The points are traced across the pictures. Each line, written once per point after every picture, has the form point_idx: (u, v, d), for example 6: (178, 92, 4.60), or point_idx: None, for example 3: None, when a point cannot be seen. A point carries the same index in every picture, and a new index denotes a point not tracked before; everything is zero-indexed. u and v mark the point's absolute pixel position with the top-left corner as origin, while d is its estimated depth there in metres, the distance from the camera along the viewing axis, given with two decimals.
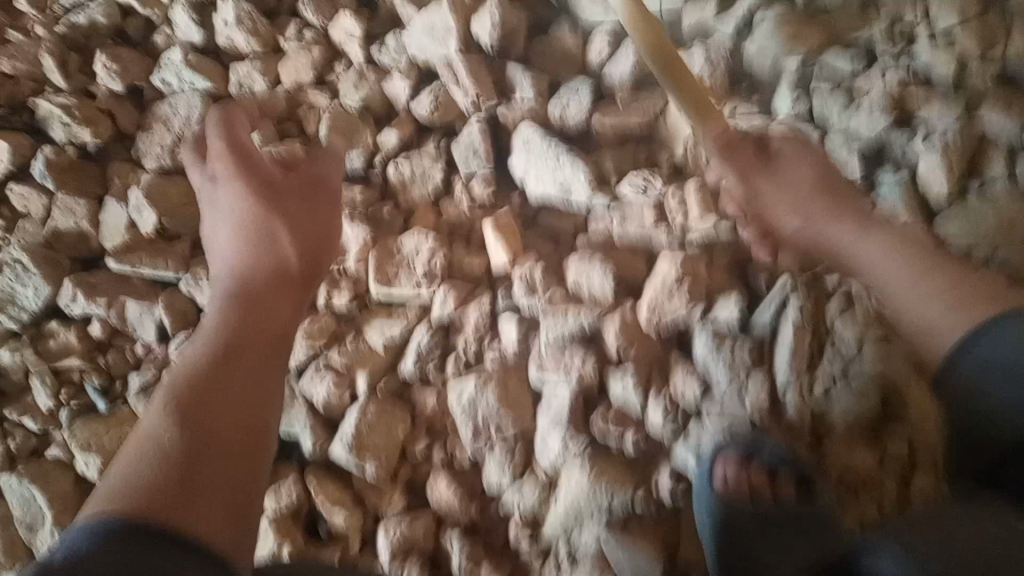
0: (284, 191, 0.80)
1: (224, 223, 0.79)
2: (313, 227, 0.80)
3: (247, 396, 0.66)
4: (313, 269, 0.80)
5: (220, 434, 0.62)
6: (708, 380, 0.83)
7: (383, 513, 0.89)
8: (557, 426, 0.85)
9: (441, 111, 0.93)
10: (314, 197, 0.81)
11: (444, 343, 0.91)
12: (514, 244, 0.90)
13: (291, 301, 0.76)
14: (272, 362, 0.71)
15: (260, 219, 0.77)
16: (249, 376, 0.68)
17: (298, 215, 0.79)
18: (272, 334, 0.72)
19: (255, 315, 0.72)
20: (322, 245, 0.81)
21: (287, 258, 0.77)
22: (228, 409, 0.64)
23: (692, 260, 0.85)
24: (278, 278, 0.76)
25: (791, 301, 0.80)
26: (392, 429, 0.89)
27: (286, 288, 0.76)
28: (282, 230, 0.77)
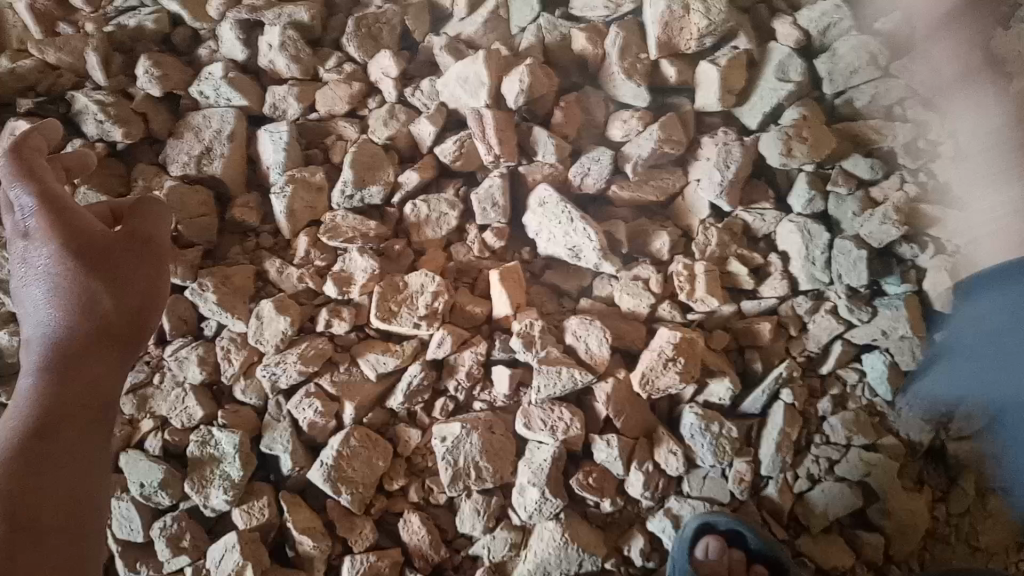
0: (103, 243, 0.69)
1: (36, 283, 0.68)
2: (135, 274, 0.71)
3: (68, 498, 0.61)
4: (139, 322, 0.71)
5: (37, 514, 0.58)
6: (692, 456, 0.87)
7: (351, 544, 0.88)
8: (536, 482, 0.85)
9: (462, 159, 0.95)
10: (137, 252, 0.72)
11: (434, 384, 0.92)
12: (518, 296, 0.90)
13: (112, 362, 0.69)
14: (82, 436, 0.64)
15: (71, 278, 0.67)
16: (67, 453, 0.62)
17: (116, 269, 0.69)
18: (92, 403, 0.66)
19: (69, 385, 0.65)
20: (152, 297, 0.73)
21: (102, 314, 0.68)
22: (49, 504, 0.59)
23: (691, 337, 0.86)
24: (99, 336, 0.68)
25: (783, 392, 0.87)
26: (373, 461, 0.89)
27: (108, 350, 0.69)
28: (100, 288, 0.68)
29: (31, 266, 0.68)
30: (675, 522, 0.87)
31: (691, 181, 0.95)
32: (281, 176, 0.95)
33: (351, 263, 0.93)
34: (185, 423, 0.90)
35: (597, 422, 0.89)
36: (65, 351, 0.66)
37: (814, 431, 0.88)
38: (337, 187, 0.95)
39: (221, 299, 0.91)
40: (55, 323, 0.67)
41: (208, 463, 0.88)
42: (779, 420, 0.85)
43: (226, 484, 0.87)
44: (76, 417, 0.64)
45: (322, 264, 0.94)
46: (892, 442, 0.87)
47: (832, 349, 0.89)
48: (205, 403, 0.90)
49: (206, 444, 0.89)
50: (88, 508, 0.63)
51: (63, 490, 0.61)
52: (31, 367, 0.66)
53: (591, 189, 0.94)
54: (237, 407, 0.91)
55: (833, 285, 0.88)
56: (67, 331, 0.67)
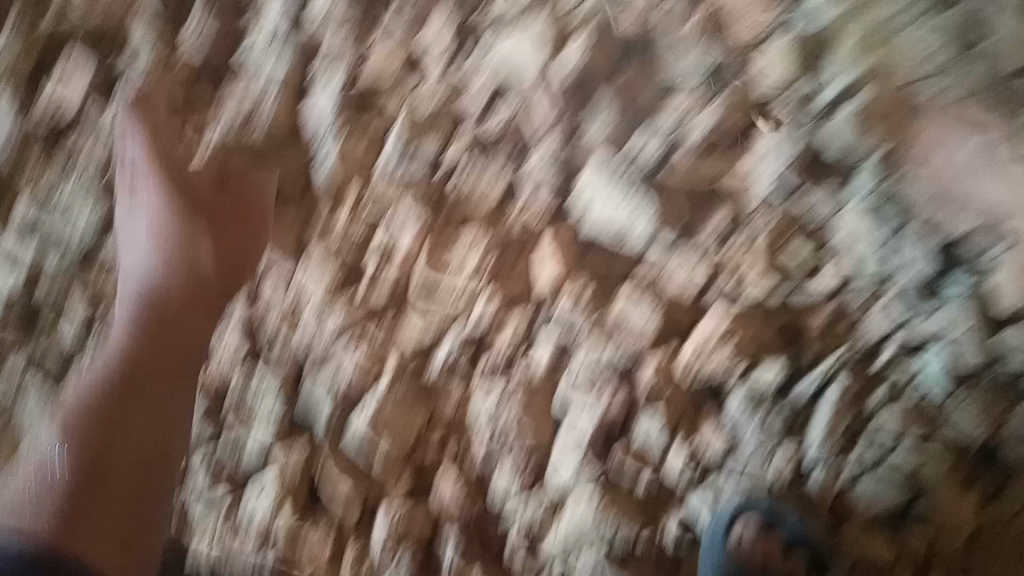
0: (209, 196, 0.92)
1: (142, 220, 0.89)
2: (234, 233, 0.91)
3: (149, 410, 0.75)
4: (227, 281, 0.89)
5: (128, 421, 0.73)
6: (733, 436, 0.86)
7: (387, 494, 0.88)
8: (576, 449, 0.86)
9: (519, 119, 0.90)
10: (244, 209, 0.92)
11: (477, 343, 0.90)
12: (569, 261, 0.89)
13: (201, 318, 0.86)
14: (181, 382, 0.82)
15: (182, 220, 0.90)
16: (161, 366, 0.80)
17: (224, 228, 0.91)
18: (179, 353, 0.83)
19: (157, 349, 0.81)
20: (250, 250, 0.91)
21: (204, 266, 0.88)
22: (143, 413, 0.75)
23: (742, 316, 0.86)
24: (196, 292, 0.87)
25: (836, 380, 0.85)
26: (411, 414, 0.88)
27: (205, 297, 0.87)
28: (205, 237, 0.90)
29: (139, 210, 0.90)
30: (715, 498, 0.85)
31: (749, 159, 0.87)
32: (332, 122, 0.92)
33: (402, 214, 0.91)
34: (230, 360, 0.90)
35: (641, 394, 0.87)
36: (168, 291, 0.85)
37: (865, 420, 0.86)
38: (390, 135, 0.91)
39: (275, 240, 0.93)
40: (151, 265, 0.87)
41: (252, 403, 0.90)
42: (830, 407, 0.84)
43: (272, 421, 0.89)
44: (173, 368, 0.81)
45: (372, 212, 0.92)
46: (946, 436, 0.85)
47: (892, 340, 0.86)
48: (251, 342, 0.91)
49: (250, 382, 0.90)
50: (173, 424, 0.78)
51: (136, 455, 0.72)
52: (131, 299, 0.85)
53: (650, 160, 0.87)
54: (279, 349, 0.91)
55: (900, 275, 0.85)
56: (165, 279, 0.86)
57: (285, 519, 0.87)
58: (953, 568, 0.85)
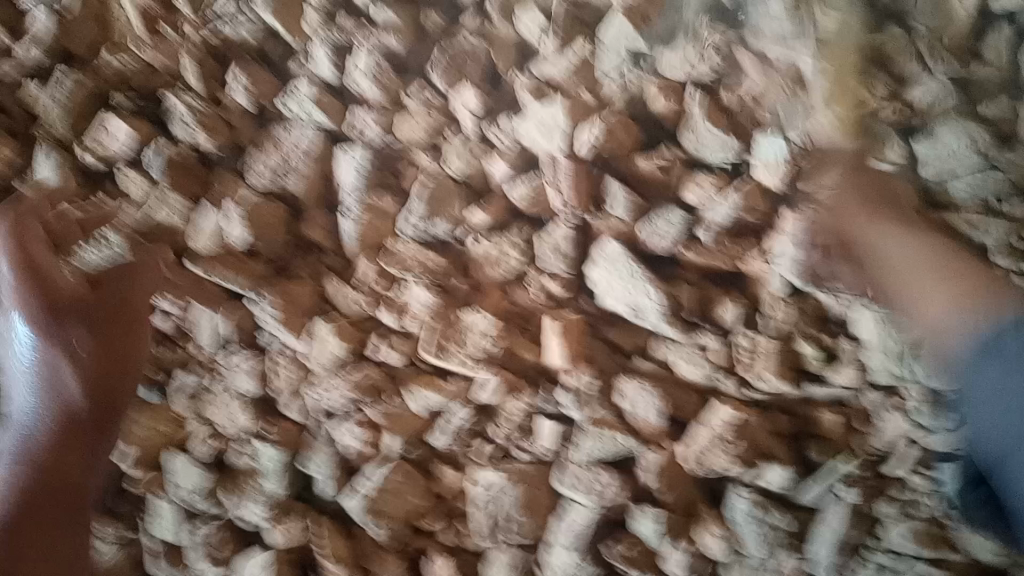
0: (66, 312, 0.75)
1: (17, 366, 0.77)
2: (116, 356, 0.78)
3: (57, 550, 0.78)
4: (104, 408, 0.78)
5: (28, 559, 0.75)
6: (734, 540, 0.84)
7: (377, 574, 0.89)
8: (570, 547, 0.84)
9: (532, 202, 0.94)
10: (117, 337, 0.78)
11: (478, 428, 0.90)
12: (575, 347, 0.85)
13: (84, 448, 0.78)
14: (75, 509, 0.79)
15: (41, 356, 0.75)
16: (53, 499, 0.77)
17: (112, 349, 0.78)
18: (66, 484, 0.78)
19: (51, 478, 0.76)
20: (124, 376, 0.80)
21: (73, 402, 0.76)
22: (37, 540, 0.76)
23: (748, 418, 0.82)
24: (68, 430, 0.76)
25: (844, 492, 0.83)
26: (409, 496, 0.88)
27: (81, 435, 0.77)
28: (66, 367, 0.75)
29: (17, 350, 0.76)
30: None
31: (755, 258, 0.88)
32: (354, 199, 0.94)
33: (411, 294, 0.91)
34: (234, 434, 0.93)
35: (639, 491, 0.86)
36: (37, 441, 0.76)
37: (872, 533, 0.85)
38: (404, 218, 0.93)
39: (278, 309, 0.91)
40: (31, 404, 0.76)
41: (251, 475, 0.93)
42: (837, 521, 0.82)
43: (270, 500, 0.91)
44: (52, 499, 0.77)
45: (381, 289, 0.93)
46: (959, 557, 0.83)
47: (903, 451, 0.84)
48: (250, 412, 0.92)
49: (250, 457, 0.92)
50: (76, 548, 0.80)
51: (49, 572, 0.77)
52: (12, 453, 0.77)
53: (659, 250, 0.91)
54: (284, 424, 0.93)
55: (912, 384, 0.82)
56: (39, 416, 0.76)
57: None
58: None
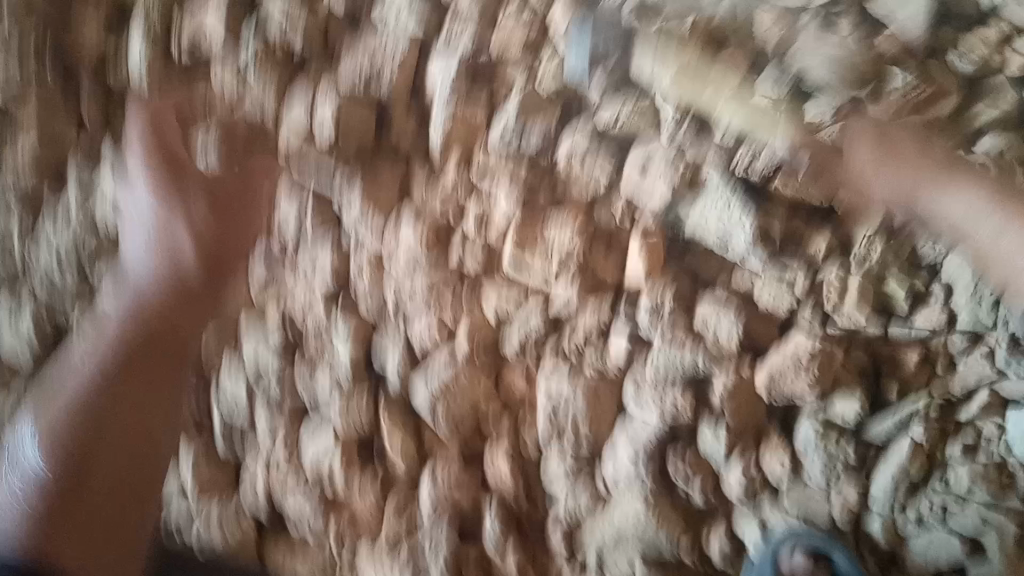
0: (218, 196, 0.88)
1: (138, 228, 0.87)
2: (234, 225, 0.90)
3: (139, 455, 0.88)
4: (215, 285, 0.91)
5: (104, 488, 0.82)
6: (800, 464, 0.84)
7: (437, 466, 0.92)
8: (629, 447, 0.86)
9: (635, 118, 0.85)
10: (246, 204, 0.92)
11: (551, 334, 0.91)
12: (656, 270, 0.87)
13: (201, 311, 0.90)
14: (166, 399, 0.91)
15: (169, 213, 0.85)
16: (140, 410, 0.88)
17: (230, 221, 0.90)
18: (168, 361, 0.90)
19: (165, 332, 0.88)
20: (236, 259, 0.93)
21: (186, 273, 0.86)
22: (127, 443, 0.85)
23: (829, 348, 0.83)
24: (183, 294, 0.87)
25: (914, 423, 0.82)
26: (475, 392, 0.91)
27: (191, 300, 0.88)
28: (185, 225, 0.85)
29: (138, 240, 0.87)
30: (763, 526, 0.84)
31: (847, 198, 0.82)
32: (444, 108, 0.89)
33: (494, 199, 0.91)
34: (312, 322, 0.95)
35: (710, 411, 0.86)
36: (153, 302, 0.86)
37: (938, 473, 0.82)
38: (498, 126, 0.88)
39: (365, 211, 0.93)
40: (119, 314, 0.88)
41: (324, 361, 0.94)
42: (904, 451, 0.81)
43: (338, 387, 0.93)
44: (145, 406, 0.88)
45: (465, 197, 0.92)
46: (1018, 502, 0.79)
47: (977, 396, 0.81)
48: (329, 304, 0.95)
49: (325, 344, 0.95)
50: (150, 471, 0.87)
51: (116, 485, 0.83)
52: (124, 310, 0.87)
53: (757, 175, 0.82)
54: (357, 315, 0.95)
55: (995, 329, 0.80)
56: (155, 281, 0.86)
57: (334, 476, 0.92)
58: None
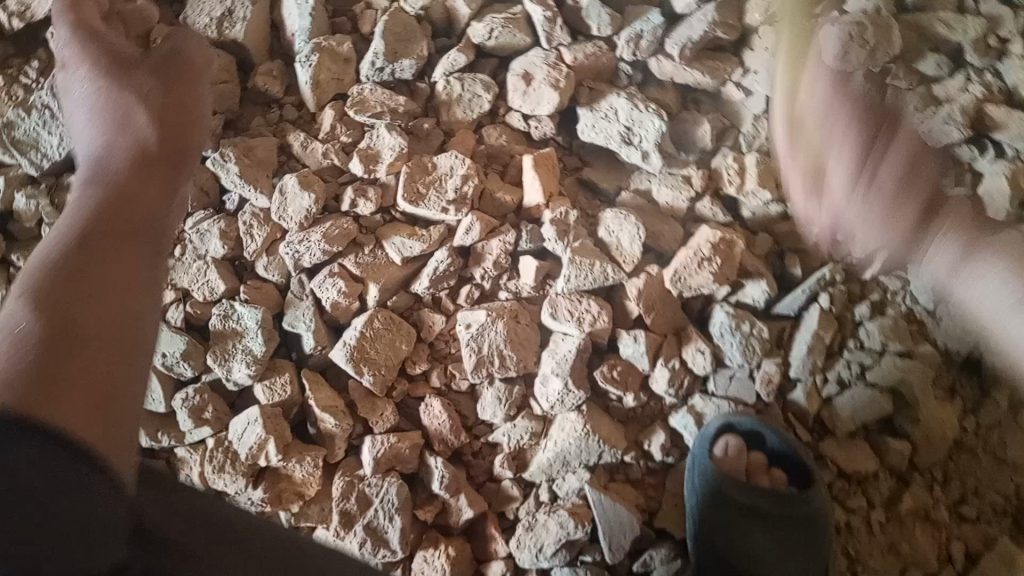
0: (137, 64, 0.66)
1: (78, 101, 0.66)
2: (183, 101, 0.66)
3: (122, 252, 0.54)
4: (180, 118, 0.65)
5: (95, 327, 0.48)
6: (719, 354, 0.84)
7: (372, 425, 0.87)
8: (559, 372, 0.84)
9: (496, 41, 0.89)
10: (169, 69, 0.67)
11: (461, 270, 0.88)
12: (550, 185, 0.86)
13: (162, 178, 0.62)
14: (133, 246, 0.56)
15: (104, 86, 0.64)
16: (114, 267, 0.53)
17: (170, 85, 0.66)
18: (143, 221, 0.58)
19: (117, 203, 0.57)
20: (189, 110, 0.66)
21: (143, 131, 0.63)
22: (99, 271, 0.52)
23: (728, 237, 0.84)
24: (142, 159, 0.61)
25: (821, 294, 0.84)
26: (396, 343, 0.87)
27: (156, 168, 0.62)
28: (130, 91, 0.64)
29: (77, 97, 0.66)
30: (697, 420, 0.85)
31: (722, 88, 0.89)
32: (305, 44, 0.89)
33: (377, 140, 0.88)
34: (208, 295, 0.87)
35: (626, 318, 0.86)
36: (114, 172, 0.60)
37: (848, 335, 0.85)
38: (367, 59, 0.88)
39: (244, 170, 0.87)
40: (99, 142, 0.63)
41: (231, 336, 0.87)
42: (815, 320, 0.83)
43: (248, 359, 0.86)
44: (135, 237, 0.56)
45: (347, 138, 0.89)
46: (927, 350, 0.84)
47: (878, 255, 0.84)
48: (227, 278, 0.87)
49: (228, 317, 0.87)
50: (143, 328, 0.52)
51: (98, 296, 0.50)
52: (86, 176, 0.61)
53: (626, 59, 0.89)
54: (259, 283, 0.88)
55: None
56: (107, 149, 0.62)
57: (270, 457, 0.84)
58: (930, 482, 0.84)
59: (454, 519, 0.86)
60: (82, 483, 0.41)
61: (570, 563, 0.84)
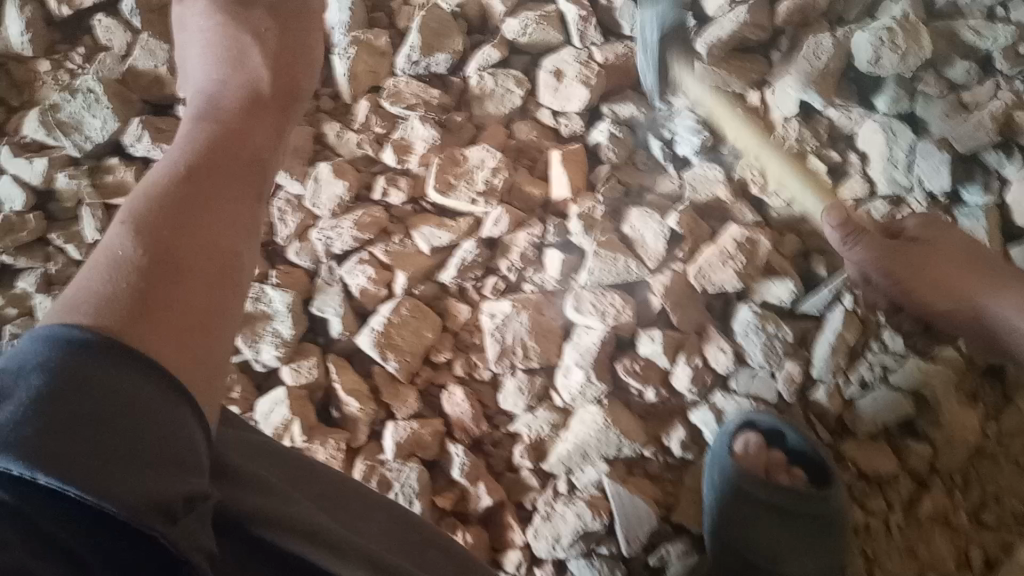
0: (255, 5, 0.73)
1: (195, 42, 0.72)
2: (294, 53, 0.73)
3: (224, 218, 0.55)
4: (289, 88, 0.71)
5: (190, 257, 0.50)
6: (741, 353, 0.85)
7: (395, 412, 0.88)
8: (581, 365, 0.85)
9: (529, 38, 0.91)
10: (294, 25, 0.74)
11: (487, 261, 0.89)
12: (578, 180, 0.88)
13: (274, 123, 0.67)
14: (250, 188, 0.59)
15: (232, 36, 0.71)
16: (233, 194, 0.57)
17: (280, 41, 0.72)
18: (248, 162, 0.61)
19: (233, 136, 0.62)
20: (309, 65, 0.75)
21: (259, 78, 0.69)
22: (217, 201, 0.55)
23: (755, 237, 0.84)
24: (254, 98, 0.67)
25: (846, 295, 0.84)
26: (422, 331, 0.88)
27: (265, 107, 0.67)
28: (254, 48, 0.70)
29: (194, 31, 0.73)
30: (718, 416, 0.86)
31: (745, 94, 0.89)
32: (345, 37, 0.91)
33: (411, 131, 0.90)
34: None
35: (649, 315, 0.87)
36: (228, 109, 0.65)
37: (872, 335, 0.85)
38: (402, 53, 0.91)
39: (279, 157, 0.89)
40: (212, 80, 0.68)
41: (260, 320, 0.88)
42: (838, 322, 0.83)
43: (277, 341, 0.87)
44: (230, 179, 0.59)
45: (381, 129, 0.91)
46: (951, 353, 0.84)
47: None
48: (259, 262, 0.90)
49: (258, 301, 0.88)
50: (242, 262, 0.55)
51: (205, 248, 0.52)
52: (197, 111, 0.65)
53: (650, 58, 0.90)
54: (289, 268, 0.90)
55: (912, 191, 0.85)
56: (224, 84, 0.68)
57: (294, 439, 0.85)
58: (951, 485, 0.83)
59: (473, 506, 0.87)
60: (178, 416, 0.41)
61: (586, 554, 0.84)
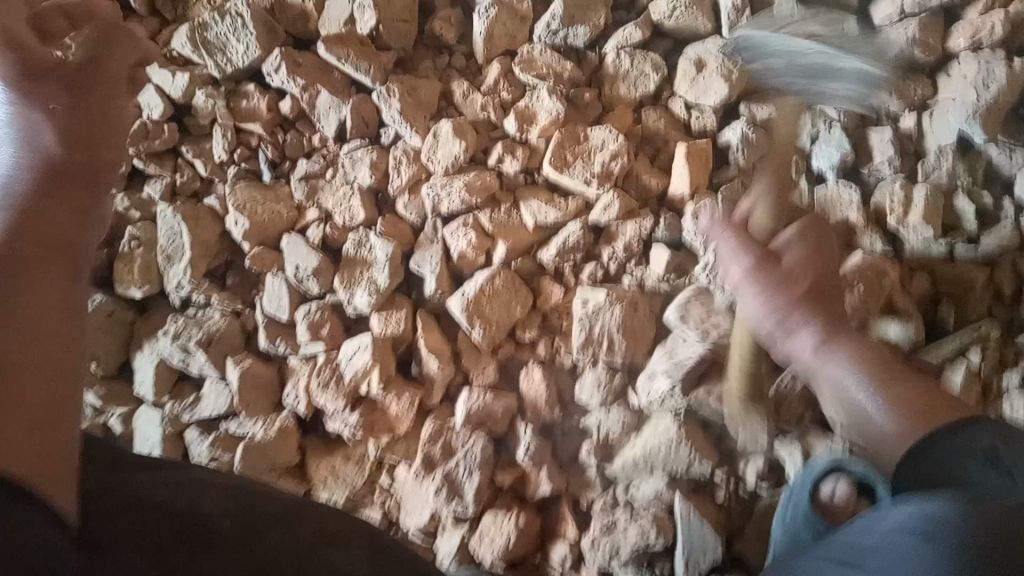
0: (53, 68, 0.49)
1: None
2: (99, 110, 0.50)
3: (48, 298, 0.42)
4: (93, 164, 0.48)
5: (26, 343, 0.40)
6: None
7: (472, 378, 0.88)
8: (669, 374, 0.81)
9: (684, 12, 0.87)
10: (88, 80, 0.50)
11: (590, 246, 0.88)
12: (699, 178, 0.85)
13: (73, 209, 0.46)
14: (57, 273, 0.44)
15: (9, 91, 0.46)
16: (37, 278, 0.42)
17: (77, 85, 0.49)
18: (49, 246, 0.44)
19: (35, 223, 0.43)
20: (111, 131, 0.50)
21: (48, 145, 0.46)
22: (38, 300, 0.41)
23: (881, 269, 0.79)
24: (54, 178, 0.46)
25: (971, 350, 0.77)
26: (512, 305, 0.86)
27: (68, 189, 0.46)
28: (51, 95, 0.48)
29: None
30: (804, 451, 0.81)
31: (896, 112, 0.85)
32: None
33: (537, 101, 0.88)
34: (346, 221, 0.90)
35: None
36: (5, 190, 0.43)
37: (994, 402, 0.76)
38: (543, 21, 0.90)
39: (404, 108, 0.89)
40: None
41: (360, 264, 0.88)
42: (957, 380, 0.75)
43: (371, 290, 0.87)
44: (83, 179, 0.48)
45: (507, 96, 0.90)
46: None
47: None
48: (367, 208, 0.89)
49: (362, 245, 0.89)
50: (75, 353, 0.43)
51: (33, 313, 0.41)
52: None
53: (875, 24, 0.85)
54: (395, 220, 0.90)
55: None
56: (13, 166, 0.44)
57: (372, 385, 0.86)
58: None
59: (532, 490, 0.85)
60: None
61: (639, 570, 0.81)
